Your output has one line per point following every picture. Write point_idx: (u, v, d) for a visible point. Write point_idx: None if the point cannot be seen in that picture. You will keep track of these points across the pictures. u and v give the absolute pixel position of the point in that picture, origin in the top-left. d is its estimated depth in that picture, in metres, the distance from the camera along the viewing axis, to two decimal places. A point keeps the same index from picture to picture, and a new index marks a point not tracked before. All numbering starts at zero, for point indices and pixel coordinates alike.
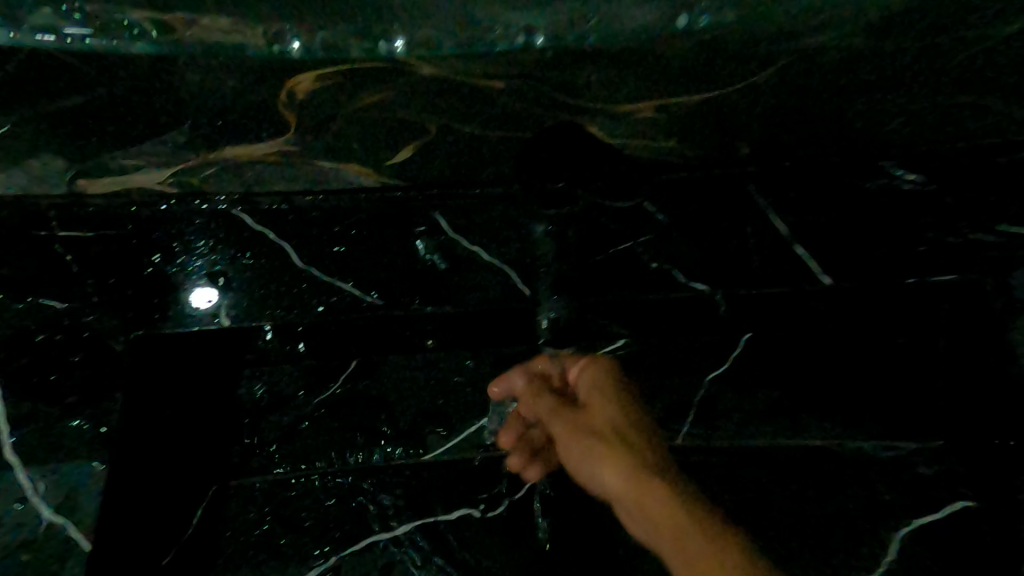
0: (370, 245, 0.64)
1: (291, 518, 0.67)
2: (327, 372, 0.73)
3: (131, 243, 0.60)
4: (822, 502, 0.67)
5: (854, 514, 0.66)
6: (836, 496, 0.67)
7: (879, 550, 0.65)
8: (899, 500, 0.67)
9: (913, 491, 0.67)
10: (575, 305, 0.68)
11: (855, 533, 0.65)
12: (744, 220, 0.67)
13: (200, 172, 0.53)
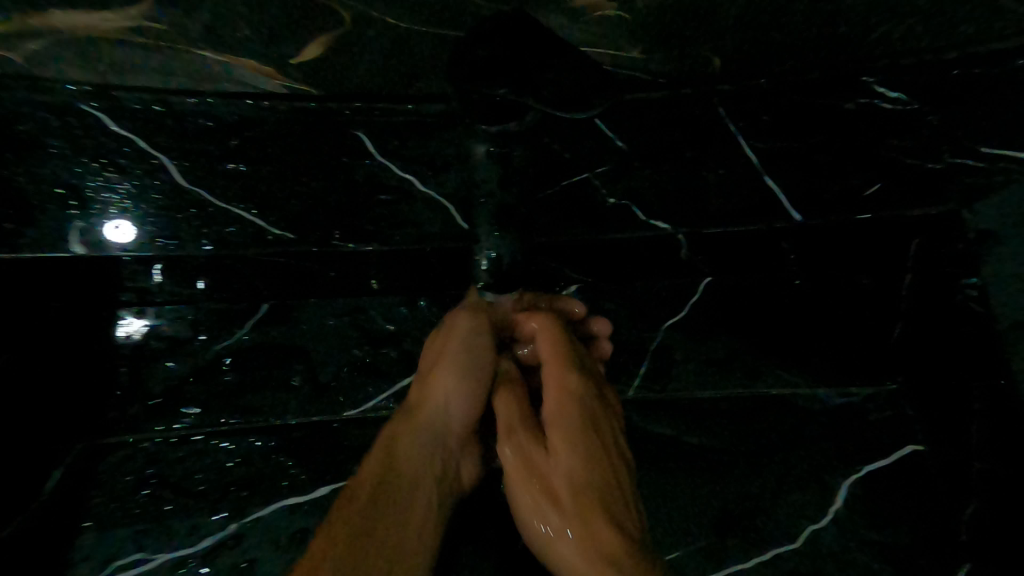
0: (299, 179, 0.61)
1: (180, 482, 0.63)
2: (233, 316, 0.70)
3: None
4: (767, 450, 0.65)
5: (799, 463, 0.64)
6: (787, 443, 0.65)
7: (828, 497, 0.62)
8: (850, 448, 0.64)
9: (865, 438, 0.65)
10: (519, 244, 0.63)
11: (804, 478, 0.63)
12: (709, 150, 0.60)
13: (40, 46, 0.49)
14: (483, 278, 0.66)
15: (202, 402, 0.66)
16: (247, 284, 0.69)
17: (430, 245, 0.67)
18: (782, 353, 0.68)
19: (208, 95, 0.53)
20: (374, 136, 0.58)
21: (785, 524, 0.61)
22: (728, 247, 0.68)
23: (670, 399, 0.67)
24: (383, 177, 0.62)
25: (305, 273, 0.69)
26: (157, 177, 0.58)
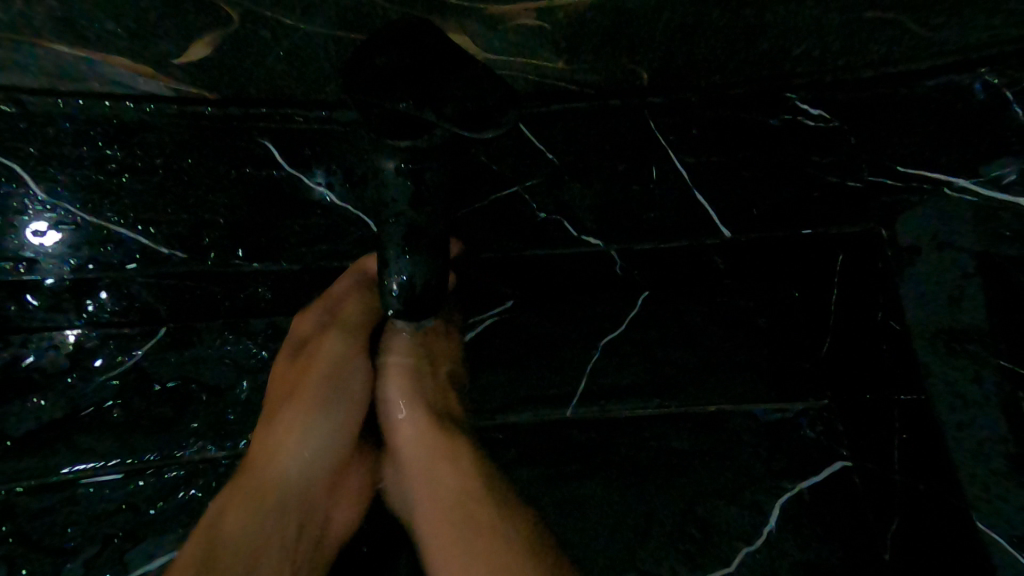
0: (193, 190, 0.55)
1: (51, 535, 0.54)
2: (126, 342, 0.63)
3: None
4: (704, 471, 0.63)
5: (736, 483, 0.62)
6: (724, 464, 0.63)
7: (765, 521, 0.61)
8: (788, 468, 0.63)
9: (799, 456, 0.64)
10: (433, 263, 0.53)
11: (742, 501, 0.61)
12: (640, 163, 0.58)
13: None
14: (391, 303, 0.55)
15: (82, 440, 0.58)
16: (139, 306, 0.62)
17: (350, 263, 0.63)
18: (719, 370, 0.67)
19: (77, 95, 0.47)
20: (279, 145, 0.53)
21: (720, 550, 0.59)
22: (663, 261, 0.66)
23: (608, 420, 0.64)
24: (291, 187, 0.56)
25: (206, 294, 0.62)
26: (19, 186, 0.51)
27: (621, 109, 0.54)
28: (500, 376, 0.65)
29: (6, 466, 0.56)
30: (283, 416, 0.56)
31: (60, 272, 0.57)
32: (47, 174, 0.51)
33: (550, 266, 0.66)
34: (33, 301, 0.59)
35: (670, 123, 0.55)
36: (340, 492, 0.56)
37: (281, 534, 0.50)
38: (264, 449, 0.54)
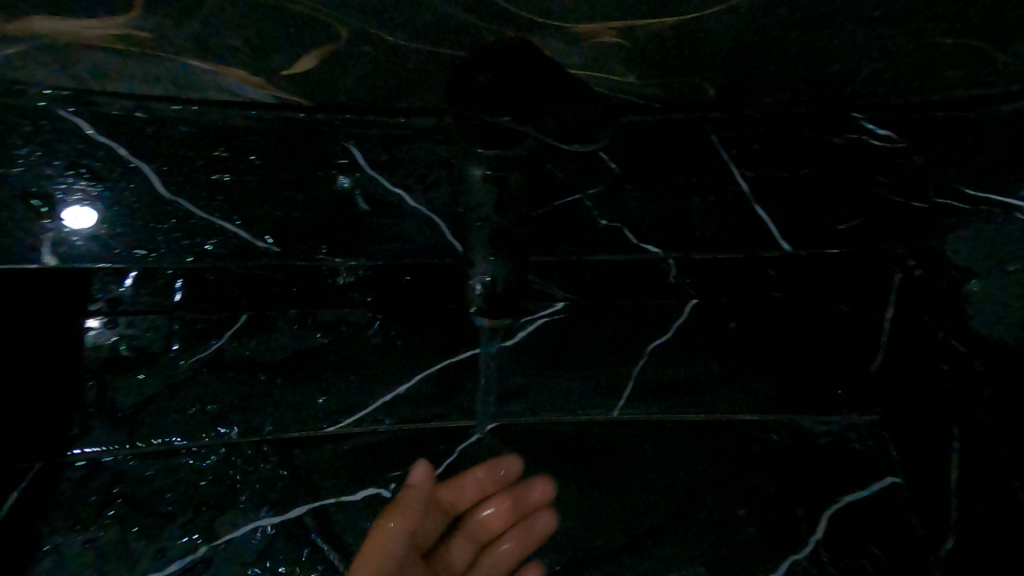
0: (287, 193, 0.60)
1: (148, 500, 0.59)
2: (210, 327, 0.67)
3: None
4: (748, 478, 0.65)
5: (776, 494, 0.64)
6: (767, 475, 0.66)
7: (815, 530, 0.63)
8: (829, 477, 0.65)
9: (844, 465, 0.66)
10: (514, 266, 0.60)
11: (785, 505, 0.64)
12: (702, 178, 0.60)
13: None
14: (476, 302, 0.62)
15: (176, 417, 0.63)
16: (226, 294, 0.66)
17: (420, 261, 0.67)
18: (759, 385, 0.70)
19: (194, 102, 0.50)
20: (362, 148, 0.57)
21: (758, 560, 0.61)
22: (719, 270, 0.69)
23: (651, 423, 0.69)
24: (371, 188, 0.61)
25: (285, 284, 0.67)
26: (131, 182, 0.56)
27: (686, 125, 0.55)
28: (549, 377, 0.71)
29: (102, 437, 0.61)
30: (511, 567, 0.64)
31: (166, 264, 0.62)
32: (168, 171, 0.56)
33: (607, 270, 0.69)
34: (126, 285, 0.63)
35: (733, 140, 0.57)
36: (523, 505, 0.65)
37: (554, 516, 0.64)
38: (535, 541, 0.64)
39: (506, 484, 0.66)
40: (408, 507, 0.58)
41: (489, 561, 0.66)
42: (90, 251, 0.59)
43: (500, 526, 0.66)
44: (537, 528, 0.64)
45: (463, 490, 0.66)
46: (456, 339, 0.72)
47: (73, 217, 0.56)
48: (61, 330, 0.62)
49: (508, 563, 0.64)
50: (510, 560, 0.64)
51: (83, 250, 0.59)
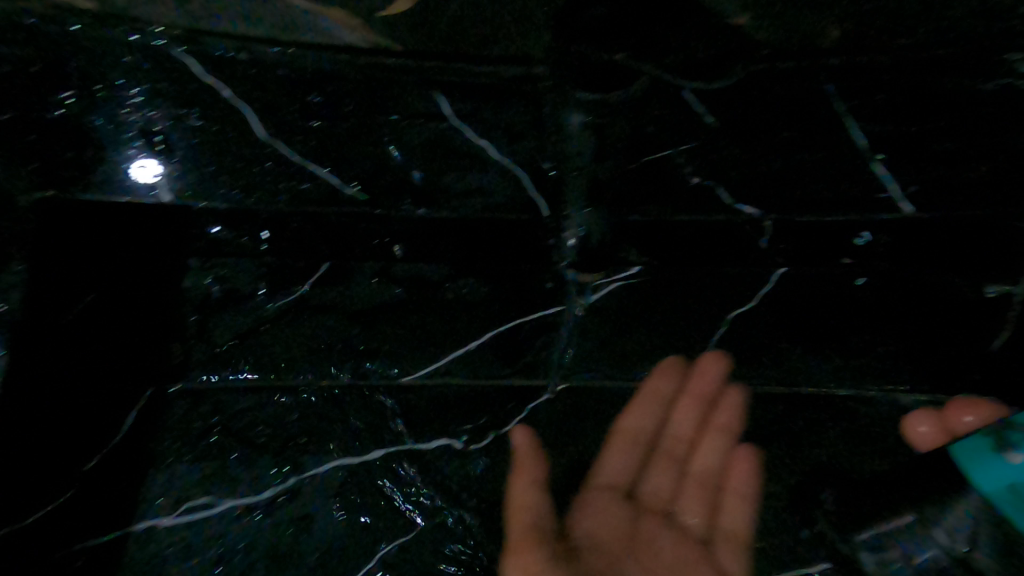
0: (374, 138, 0.59)
1: (244, 431, 0.62)
2: (292, 274, 0.68)
3: (26, 72, 0.48)
4: (838, 454, 0.63)
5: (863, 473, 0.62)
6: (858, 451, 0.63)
7: None
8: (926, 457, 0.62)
9: None
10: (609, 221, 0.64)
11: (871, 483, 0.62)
12: (815, 134, 0.55)
13: None
14: (569, 254, 0.68)
15: (264, 356, 0.66)
16: (309, 243, 0.66)
17: (498, 217, 0.65)
18: (845, 360, 0.66)
19: (294, 45, 0.51)
20: (450, 97, 0.56)
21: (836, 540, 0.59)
22: (816, 235, 0.64)
23: (732, 394, 0.65)
24: (457, 140, 0.60)
25: (367, 235, 0.67)
26: (229, 124, 0.55)
27: (800, 76, 0.51)
28: (622, 342, 0.69)
29: (196, 370, 0.63)
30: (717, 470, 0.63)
31: (252, 204, 0.61)
32: (262, 112, 0.55)
33: (692, 234, 0.66)
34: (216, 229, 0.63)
35: (852, 91, 0.52)
36: (706, 405, 0.65)
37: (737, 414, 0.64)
38: (733, 433, 0.64)
39: (683, 382, 0.66)
40: (528, 469, 0.58)
41: (700, 470, 0.63)
42: (173, 188, 0.58)
43: (694, 427, 0.65)
44: (731, 408, 0.65)
45: (645, 407, 0.65)
46: (531, 300, 0.70)
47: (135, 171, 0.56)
48: (163, 270, 0.64)
49: (725, 456, 0.63)
50: (721, 451, 0.63)
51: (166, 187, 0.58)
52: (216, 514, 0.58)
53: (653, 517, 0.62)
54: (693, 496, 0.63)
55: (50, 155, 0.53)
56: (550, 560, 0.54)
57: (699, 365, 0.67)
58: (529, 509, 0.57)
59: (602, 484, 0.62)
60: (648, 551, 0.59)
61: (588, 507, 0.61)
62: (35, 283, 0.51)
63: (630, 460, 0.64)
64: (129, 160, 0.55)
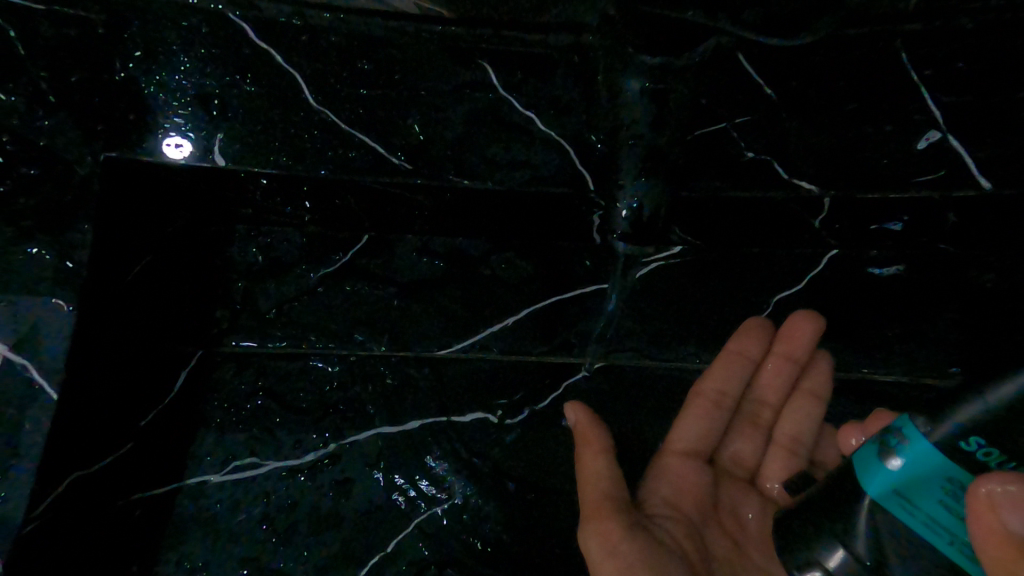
0: (421, 106, 0.57)
1: (287, 396, 0.63)
2: (334, 244, 0.67)
3: (96, 33, 0.49)
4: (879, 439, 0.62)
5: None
6: None
7: None
8: None
9: None
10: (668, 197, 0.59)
11: None
12: (877, 107, 0.54)
13: None
14: (622, 227, 0.63)
15: (304, 324, 0.66)
16: (349, 215, 0.65)
17: (542, 192, 0.61)
18: (880, 347, 0.66)
19: (342, 10, 0.52)
20: (497, 67, 0.56)
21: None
22: (879, 215, 0.60)
23: (783, 371, 0.63)
24: (503, 111, 0.58)
25: (409, 209, 0.64)
26: (279, 90, 0.55)
27: (868, 41, 0.50)
28: (664, 322, 0.68)
29: (241, 335, 0.64)
30: (802, 432, 0.62)
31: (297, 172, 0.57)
32: (312, 78, 0.55)
33: (741, 211, 0.62)
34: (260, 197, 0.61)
35: (926, 56, 0.50)
36: (795, 368, 0.63)
37: (824, 377, 0.63)
38: (819, 396, 0.63)
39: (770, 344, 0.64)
40: (593, 436, 0.53)
41: (787, 435, 0.62)
42: (214, 154, 0.55)
43: (782, 391, 0.64)
44: (822, 371, 0.63)
45: (731, 368, 0.62)
46: (570, 278, 0.69)
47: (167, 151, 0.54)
48: (213, 237, 0.65)
49: (812, 418, 0.62)
50: (812, 416, 0.62)
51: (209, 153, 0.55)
52: (260, 474, 0.60)
53: (734, 483, 0.60)
54: (777, 461, 0.61)
55: (113, 115, 0.52)
56: (633, 533, 0.48)
57: (788, 324, 0.64)
58: (603, 480, 0.51)
59: (682, 450, 0.58)
60: (733, 520, 0.56)
61: (667, 474, 0.57)
62: (99, 243, 0.53)
63: (717, 424, 0.60)
64: (176, 124, 0.54)
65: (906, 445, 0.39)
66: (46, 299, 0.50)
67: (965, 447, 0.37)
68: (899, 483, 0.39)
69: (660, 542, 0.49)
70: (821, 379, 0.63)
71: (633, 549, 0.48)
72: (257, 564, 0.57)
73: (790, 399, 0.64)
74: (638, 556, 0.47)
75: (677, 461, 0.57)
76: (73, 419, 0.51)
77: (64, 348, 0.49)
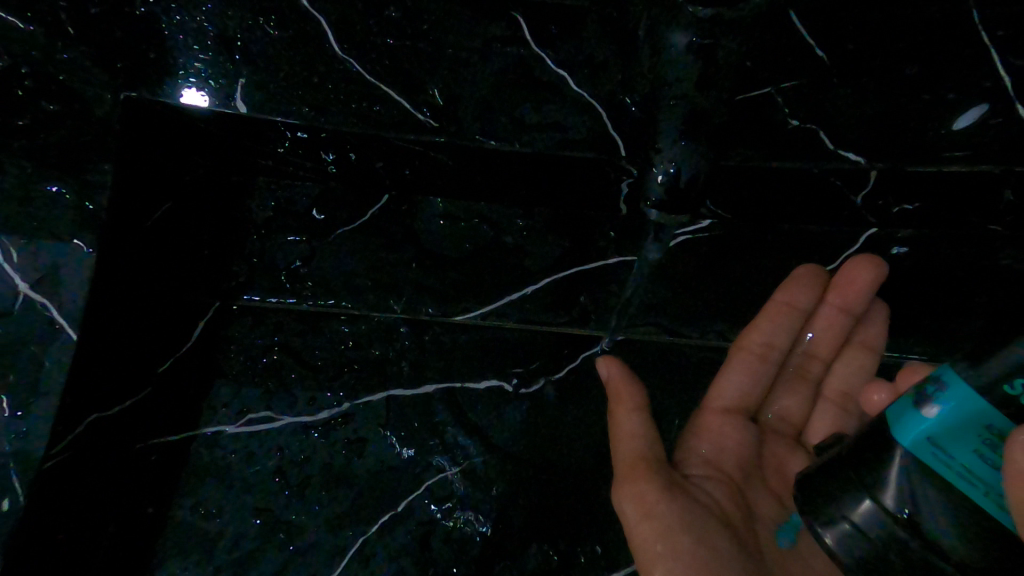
0: (449, 59, 0.55)
1: (302, 353, 0.63)
2: (353, 203, 0.66)
3: None
4: None
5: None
6: None
7: None
8: None
9: None
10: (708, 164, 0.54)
11: None
12: (934, 74, 0.51)
13: None
14: (656, 195, 0.55)
15: (320, 282, 0.65)
16: (369, 172, 0.63)
17: (572, 158, 0.59)
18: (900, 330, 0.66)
19: None
20: (530, 20, 0.53)
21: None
22: (926, 193, 0.57)
23: (840, 321, 0.62)
24: (534, 68, 0.55)
25: (431, 170, 0.62)
26: (302, 33, 0.52)
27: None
28: (688, 297, 0.66)
29: (258, 289, 0.64)
30: (851, 384, 0.62)
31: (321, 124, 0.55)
32: (338, 24, 0.52)
33: (778, 183, 0.58)
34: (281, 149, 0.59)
35: (1001, 17, 0.47)
36: (852, 319, 0.62)
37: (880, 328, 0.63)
38: (870, 348, 0.63)
39: (824, 295, 0.62)
40: (628, 393, 0.50)
41: (832, 388, 0.63)
42: (236, 101, 0.53)
43: (835, 343, 0.63)
44: (876, 323, 0.63)
45: (784, 319, 0.60)
46: (593, 248, 0.66)
47: (187, 97, 0.52)
48: (233, 187, 0.63)
49: (863, 368, 0.63)
50: (862, 368, 0.63)
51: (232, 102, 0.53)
52: (278, 429, 0.60)
53: (775, 438, 0.59)
54: (821, 412, 0.62)
55: (132, 55, 0.50)
56: (672, 495, 0.46)
57: (846, 271, 0.61)
58: (640, 439, 0.49)
59: (726, 406, 0.57)
60: (778, 476, 0.56)
61: (708, 431, 0.55)
62: (118, 186, 0.52)
63: (766, 376, 0.59)
64: (198, 69, 0.52)
65: (943, 389, 0.38)
66: (65, 242, 0.49)
67: (1009, 391, 0.36)
68: (936, 430, 0.38)
69: (703, 505, 0.47)
70: (874, 330, 0.63)
71: (673, 511, 0.46)
72: (270, 515, 0.57)
73: (843, 353, 0.64)
74: (680, 520, 0.46)
75: (723, 417, 0.56)
76: (92, 361, 0.51)
77: (85, 290, 0.49)
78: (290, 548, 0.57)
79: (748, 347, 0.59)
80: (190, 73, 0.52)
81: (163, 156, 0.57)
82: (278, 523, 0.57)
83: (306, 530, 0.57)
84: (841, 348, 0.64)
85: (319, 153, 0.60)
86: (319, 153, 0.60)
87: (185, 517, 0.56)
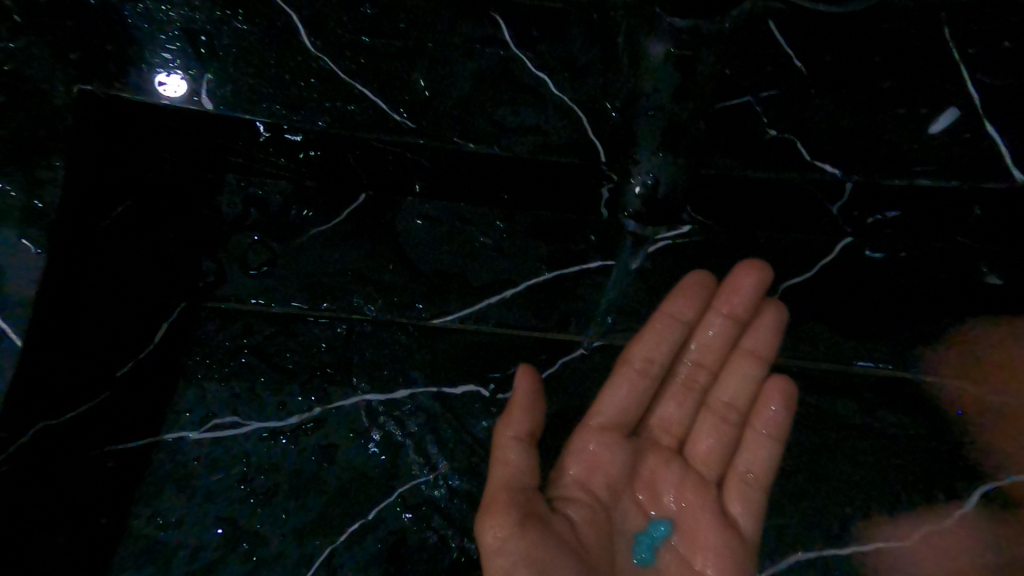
0: (424, 58, 0.54)
1: (272, 355, 0.61)
2: (328, 202, 0.64)
3: None
4: (877, 441, 0.62)
5: (899, 467, 0.61)
6: (896, 434, 0.62)
7: (949, 500, 0.60)
8: (960, 445, 0.62)
9: (977, 435, 0.62)
10: (688, 172, 0.53)
11: (904, 467, 0.61)
12: (902, 86, 0.52)
13: None
14: (633, 206, 0.55)
15: (291, 283, 0.63)
16: (343, 170, 0.61)
17: (550, 162, 0.57)
18: (889, 345, 0.64)
19: None
20: (509, 22, 0.53)
21: (862, 520, 0.59)
22: (900, 204, 0.57)
23: (723, 330, 0.58)
24: (513, 70, 0.54)
25: (408, 169, 0.60)
26: (274, 30, 0.51)
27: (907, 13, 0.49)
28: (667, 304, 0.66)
29: (226, 290, 0.62)
30: (742, 400, 0.56)
31: (291, 121, 0.53)
32: (312, 21, 0.52)
33: (756, 192, 0.58)
34: (252, 146, 0.57)
35: (970, 34, 0.50)
36: (739, 328, 0.58)
37: (774, 336, 0.57)
38: (762, 359, 0.57)
39: (710, 303, 0.58)
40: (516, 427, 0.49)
41: (722, 400, 0.57)
42: (198, 96, 0.51)
43: (721, 352, 0.58)
44: (767, 330, 0.57)
45: (663, 333, 0.57)
46: (573, 253, 0.66)
47: (148, 91, 0.50)
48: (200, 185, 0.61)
49: (754, 383, 0.57)
50: (749, 378, 0.57)
51: (195, 95, 0.51)
52: (242, 432, 0.58)
53: (657, 452, 0.55)
54: (707, 426, 0.56)
55: (89, 44, 0.49)
56: (524, 530, 0.44)
57: (732, 278, 0.59)
58: (512, 468, 0.48)
59: (601, 424, 0.54)
60: (644, 493, 0.53)
61: (579, 448, 0.53)
62: (72, 183, 0.49)
63: (643, 392, 0.56)
64: (161, 63, 0.50)
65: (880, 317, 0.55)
66: (12, 241, 0.47)
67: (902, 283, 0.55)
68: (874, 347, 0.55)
69: (556, 536, 0.45)
70: (765, 342, 0.57)
71: (520, 549, 0.44)
72: (234, 524, 0.56)
73: (735, 365, 0.57)
74: (525, 557, 0.44)
75: (593, 432, 0.54)
76: (46, 364, 0.50)
77: (32, 292, 0.47)
78: (253, 559, 0.55)
79: (623, 362, 0.56)
80: (155, 63, 0.50)
81: (123, 152, 0.55)
82: (242, 532, 0.56)
83: (271, 540, 0.56)
84: (729, 359, 0.58)
85: (294, 152, 0.58)
86: (291, 150, 0.58)
87: (144, 526, 0.54)
